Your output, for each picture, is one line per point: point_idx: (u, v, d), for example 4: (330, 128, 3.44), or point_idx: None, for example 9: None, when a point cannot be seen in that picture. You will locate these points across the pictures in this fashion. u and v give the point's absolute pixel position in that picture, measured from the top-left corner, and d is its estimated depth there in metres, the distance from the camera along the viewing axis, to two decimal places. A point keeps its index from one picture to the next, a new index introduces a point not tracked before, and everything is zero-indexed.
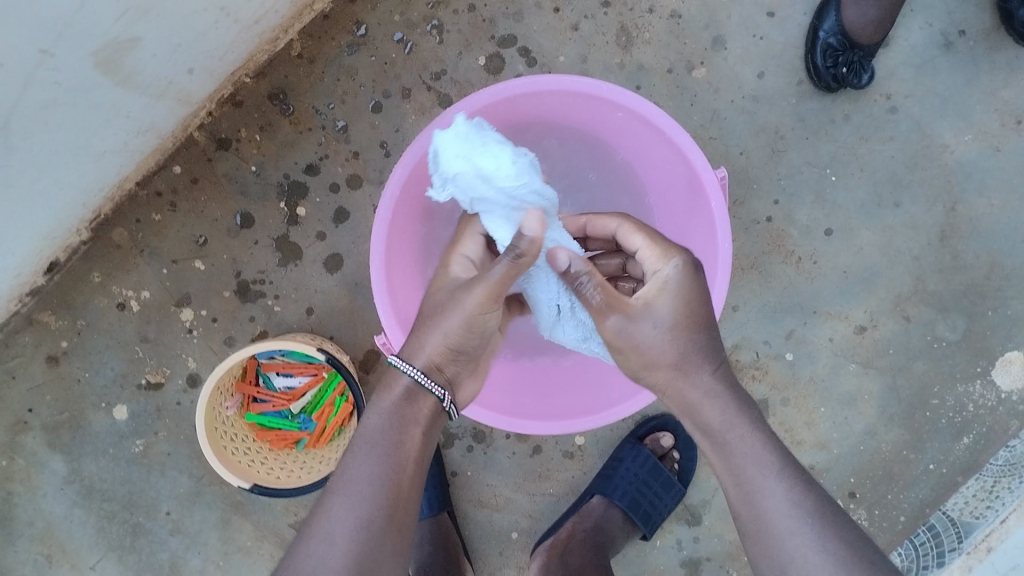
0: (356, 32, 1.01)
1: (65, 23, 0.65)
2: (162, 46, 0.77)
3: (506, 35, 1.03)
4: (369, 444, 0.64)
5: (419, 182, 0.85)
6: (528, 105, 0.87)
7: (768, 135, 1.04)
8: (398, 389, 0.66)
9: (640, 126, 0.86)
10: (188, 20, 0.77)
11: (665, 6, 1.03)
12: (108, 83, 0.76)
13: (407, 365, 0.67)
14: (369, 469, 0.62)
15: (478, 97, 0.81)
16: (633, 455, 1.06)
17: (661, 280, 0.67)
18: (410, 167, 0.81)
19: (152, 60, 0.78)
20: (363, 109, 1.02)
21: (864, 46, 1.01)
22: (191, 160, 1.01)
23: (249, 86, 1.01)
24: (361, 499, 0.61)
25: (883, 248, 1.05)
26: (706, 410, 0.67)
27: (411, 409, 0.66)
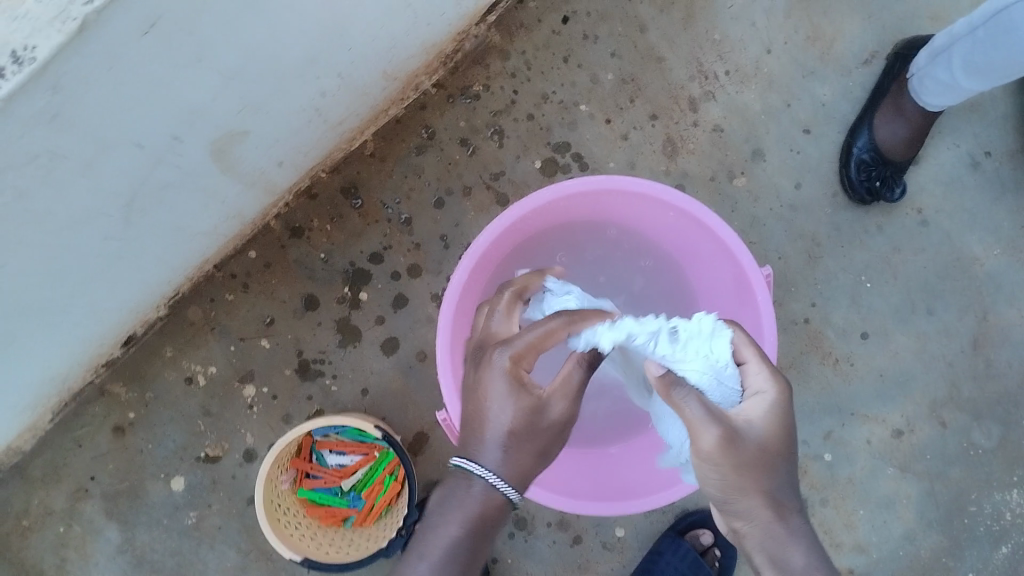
0: (424, 135, 1.11)
1: (195, 112, 0.73)
2: (264, 139, 0.86)
3: (561, 143, 1.12)
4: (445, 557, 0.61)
5: (480, 268, 0.91)
6: (589, 201, 0.94)
7: (805, 241, 1.11)
8: (476, 495, 0.63)
9: (691, 225, 0.92)
10: (289, 118, 0.87)
11: (708, 121, 1.12)
12: (216, 169, 0.84)
13: (479, 468, 0.63)
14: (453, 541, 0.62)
15: (544, 192, 0.88)
16: (673, 549, 1.06)
17: (762, 405, 0.64)
18: (478, 251, 0.88)
19: (253, 151, 0.87)
20: (426, 204, 1.10)
21: (895, 162, 1.09)
22: (267, 246, 1.09)
23: (324, 180, 1.10)
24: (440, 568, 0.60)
25: (918, 353, 1.09)
26: (787, 551, 0.59)
27: (485, 517, 0.63)
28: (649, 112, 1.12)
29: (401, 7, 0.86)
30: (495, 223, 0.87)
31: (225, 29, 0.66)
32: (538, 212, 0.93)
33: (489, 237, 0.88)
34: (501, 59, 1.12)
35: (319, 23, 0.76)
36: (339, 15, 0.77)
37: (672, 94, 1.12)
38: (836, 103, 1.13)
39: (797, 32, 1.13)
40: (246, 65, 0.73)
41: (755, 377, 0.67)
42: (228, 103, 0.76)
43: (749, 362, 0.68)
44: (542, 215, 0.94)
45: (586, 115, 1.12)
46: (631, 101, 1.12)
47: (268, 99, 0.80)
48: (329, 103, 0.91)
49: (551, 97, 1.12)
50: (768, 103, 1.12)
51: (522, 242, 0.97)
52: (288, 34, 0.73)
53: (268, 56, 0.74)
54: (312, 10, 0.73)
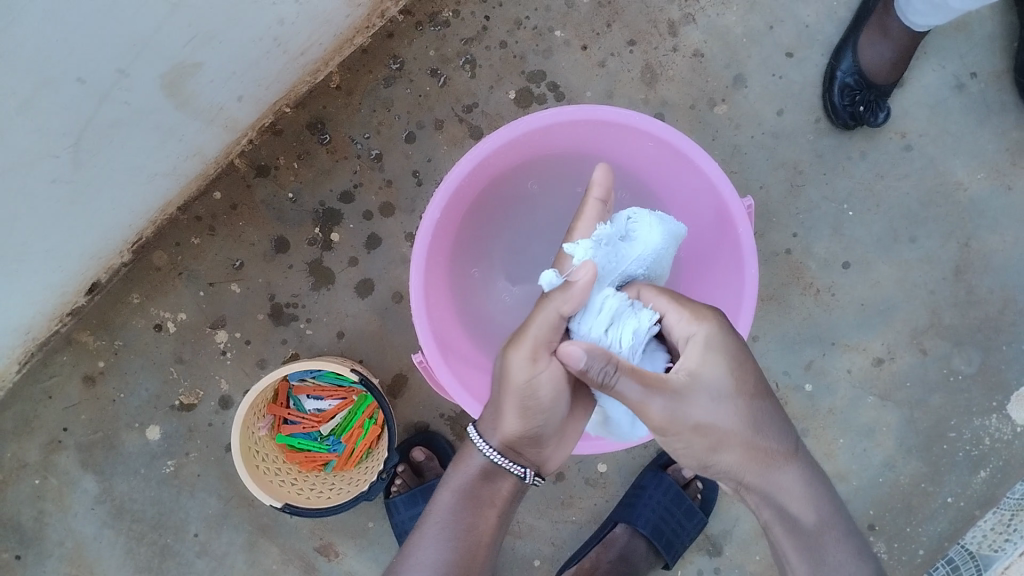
0: (392, 66, 1.06)
1: (140, 42, 0.69)
2: (220, 71, 0.81)
3: (535, 72, 1.07)
4: (441, 525, 0.68)
5: (452, 207, 0.88)
6: (565, 134, 0.91)
7: (788, 170, 1.08)
8: (475, 466, 0.71)
9: (671, 156, 0.90)
10: (246, 48, 0.82)
11: (688, 45, 1.08)
12: (169, 105, 0.80)
13: (482, 443, 0.71)
14: (438, 544, 0.66)
15: (519, 123, 0.85)
16: (656, 483, 1.07)
17: (697, 346, 0.66)
18: (450, 188, 0.84)
19: (210, 84, 0.82)
20: (397, 139, 1.06)
21: (879, 86, 1.06)
22: (231, 187, 1.05)
23: (289, 116, 1.05)
24: (433, 568, 0.65)
25: (900, 282, 1.08)
26: (788, 497, 0.64)
27: (489, 490, 0.71)
28: (626, 38, 1.08)
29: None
30: (469, 156, 0.84)
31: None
32: (513, 147, 0.89)
33: (462, 173, 0.85)
34: None
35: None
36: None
37: (651, 18, 1.08)
38: (820, 25, 1.09)
39: None
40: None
41: (681, 325, 0.69)
42: (175, 31, 0.71)
43: (670, 310, 0.71)
44: (517, 149, 0.91)
45: (561, 42, 1.07)
46: (608, 26, 1.07)
47: (219, 27, 0.75)
48: (288, 31, 0.86)
49: (524, 23, 1.07)
50: (750, 26, 1.08)
51: (496, 178, 0.94)
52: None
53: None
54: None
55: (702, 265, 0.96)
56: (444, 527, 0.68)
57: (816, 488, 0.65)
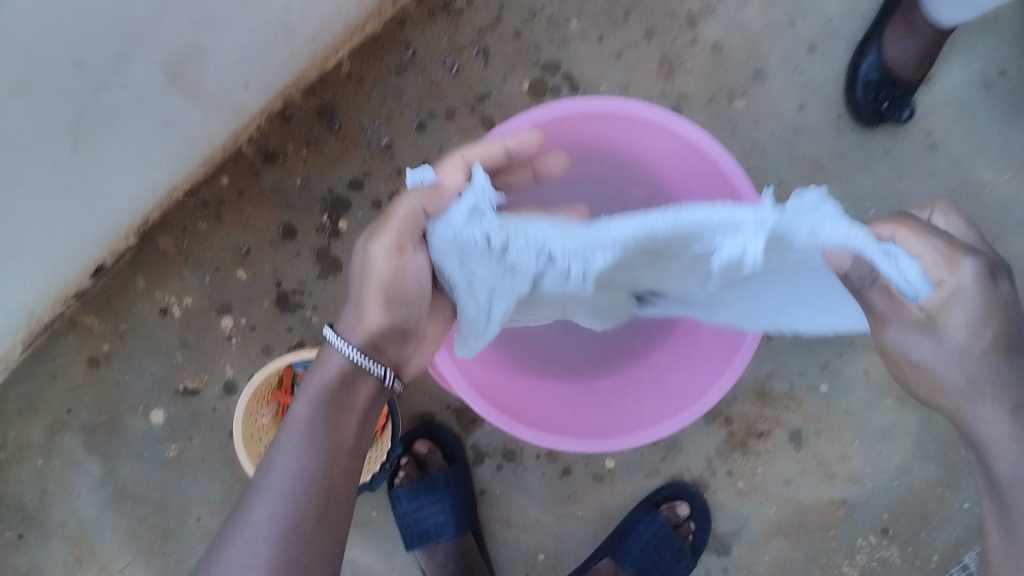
0: (404, 54, 1.04)
1: (141, 25, 0.67)
2: (225, 58, 0.80)
3: (550, 63, 1.05)
4: (298, 430, 0.61)
5: None
6: (576, 128, 0.90)
7: (806, 168, 1.05)
8: (335, 365, 0.64)
9: (681, 152, 0.88)
10: (252, 33, 0.81)
11: (707, 38, 1.06)
12: (173, 89, 0.79)
13: (345, 344, 0.65)
14: (295, 455, 0.60)
15: (530, 115, 0.84)
16: (647, 520, 1.05)
17: (947, 292, 0.60)
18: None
19: (215, 70, 0.81)
20: (407, 127, 1.05)
21: (903, 83, 1.03)
22: (238, 173, 1.04)
23: (298, 102, 1.04)
24: (294, 485, 0.59)
25: None
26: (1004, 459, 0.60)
27: (349, 392, 0.64)
28: (644, 29, 1.05)
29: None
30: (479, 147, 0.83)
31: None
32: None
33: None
34: None
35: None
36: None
37: (669, 9, 1.05)
38: (844, 19, 1.06)
39: None
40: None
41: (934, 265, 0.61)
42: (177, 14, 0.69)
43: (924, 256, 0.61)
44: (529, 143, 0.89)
45: (577, 33, 1.05)
46: (626, 17, 1.05)
47: (222, 10, 0.73)
48: (296, 17, 0.84)
49: (539, 14, 1.05)
50: (772, 19, 1.05)
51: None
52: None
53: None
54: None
55: None
56: (304, 433, 0.61)
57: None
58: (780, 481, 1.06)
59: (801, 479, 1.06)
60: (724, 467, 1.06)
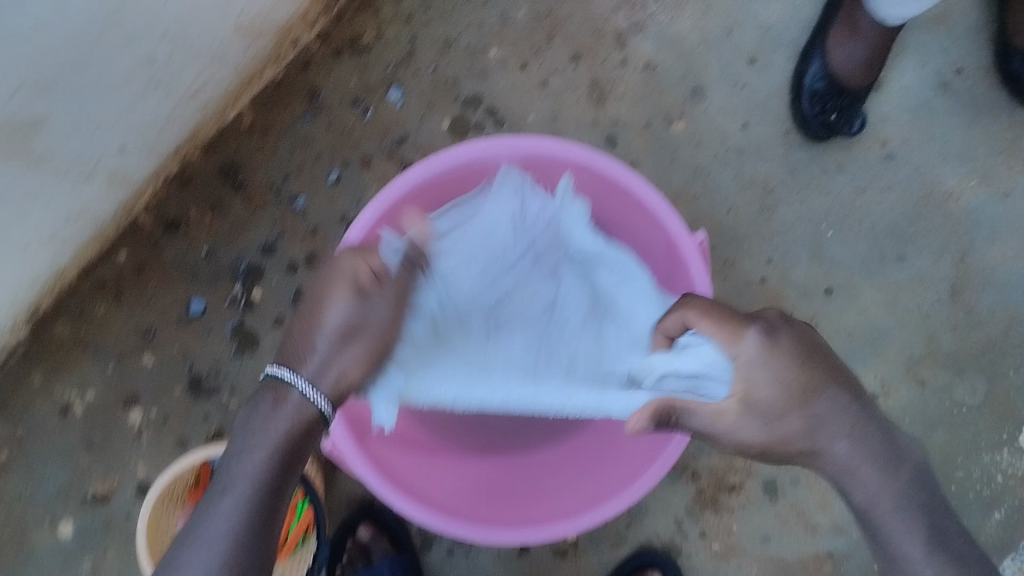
0: (311, 100, 0.95)
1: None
2: (76, 124, 0.70)
3: (471, 96, 0.96)
4: (236, 483, 0.54)
5: None
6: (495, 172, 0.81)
7: (757, 189, 0.97)
8: (287, 412, 0.56)
9: (608, 194, 0.80)
10: (110, 93, 0.71)
11: (639, 57, 0.97)
12: (16, 169, 0.67)
13: (296, 378, 0.57)
14: (229, 508, 0.53)
15: (439, 157, 0.76)
16: None
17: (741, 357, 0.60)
18: (364, 232, 0.74)
19: (67, 141, 0.70)
20: (321, 180, 0.95)
21: (852, 91, 0.95)
22: (137, 246, 0.94)
23: (197, 163, 0.94)
24: (231, 534, 0.52)
25: (891, 306, 0.96)
26: (853, 478, 0.59)
27: (307, 436, 0.57)
28: (569, 54, 0.97)
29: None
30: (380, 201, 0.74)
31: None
32: (439, 185, 0.79)
33: (376, 214, 0.74)
34: (392, 2, 0.96)
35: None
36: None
37: (595, 30, 0.97)
38: (784, 26, 0.98)
39: None
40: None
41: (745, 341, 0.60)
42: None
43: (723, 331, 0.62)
44: (445, 188, 0.80)
45: (496, 62, 0.96)
46: (548, 42, 0.97)
47: (57, 76, 0.63)
48: (167, 73, 0.76)
49: (455, 44, 0.96)
50: (706, 32, 0.98)
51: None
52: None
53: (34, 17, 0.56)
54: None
55: None
56: (240, 485, 0.54)
57: (916, 513, 0.56)
58: (758, 537, 0.96)
59: (781, 533, 0.96)
60: (696, 528, 0.96)
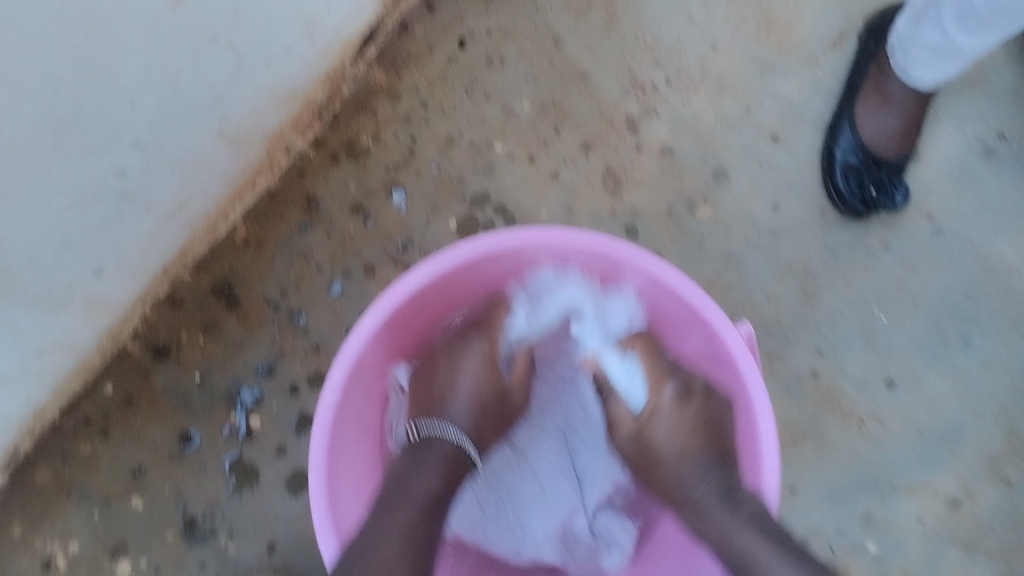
0: (308, 209, 0.89)
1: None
2: (45, 247, 0.65)
3: (477, 195, 0.90)
4: (409, 499, 0.61)
5: (364, 370, 0.69)
6: (506, 267, 0.73)
7: (797, 274, 0.89)
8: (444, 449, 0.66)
9: (627, 281, 0.73)
10: (75, 214, 0.66)
11: (653, 142, 0.91)
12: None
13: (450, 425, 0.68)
14: (408, 515, 0.60)
15: (445, 255, 0.68)
16: None
17: None
18: (364, 340, 0.66)
19: (33, 266, 0.65)
20: (321, 294, 0.88)
21: (890, 162, 0.89)
22: (125, 377, 0.87)
23: (188, 283, 0.88)
24: (404, 537, 0.58)
25: (961, 398, 0.87)
26: (723, 526, 0.60)
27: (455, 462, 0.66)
28: (579, 143, 0.91)
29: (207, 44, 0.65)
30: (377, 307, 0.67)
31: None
32: (446, 285, 0.71)
33: (378, 320, 0.66)
34: (390, 100, 0.91)
35: (67, 60, 0.54)
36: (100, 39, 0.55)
37: (605, 116, 0.92)
38: (807, 100, 0.92)
39: (745, 22, 0.93)
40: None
41: None
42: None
43: None
44: (452, 287, 0.73)
45: (503, 156, 0.91)
46: (557, 132, 0.91)
47: (11, 194, 0.57)
48: (136, 183, 0.70)
49: (457, 140, 0.91)
50: (724, 111, 0.92)
51: (426, 323, 0.75)
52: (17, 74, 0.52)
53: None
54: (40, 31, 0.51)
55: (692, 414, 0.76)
56: (410, 506, 0.60)
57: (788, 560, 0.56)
58: None
59: None
60: None
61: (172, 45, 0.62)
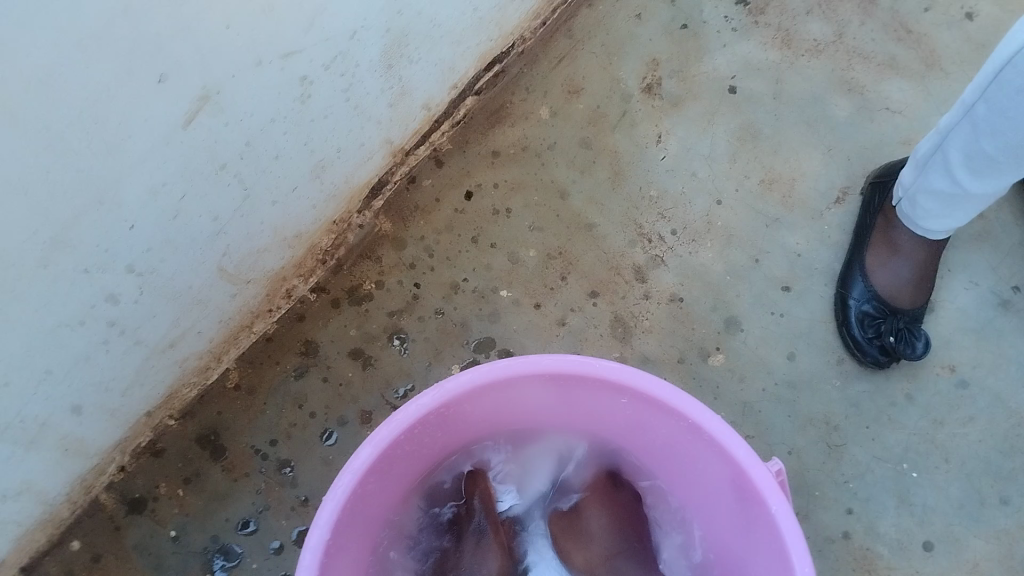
0: (305, 353, 0.86)
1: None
2: (17, 368, 0.60)
3: (482, 339, 0.88)
4: None
5: (355, 508, 0.61)
6: (513, 393, 0.66)
7: (819, 426, 0.84)
8: None
9: (638, 412, 0.66)
10: (56, 336, 0.61)
11: (662, 290, 0.90)
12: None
13: None
14: None
15: (451, 381, 0.60)
16: None
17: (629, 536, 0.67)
18: (357, 473, 0.57)
19: (5, 389, 0.61)
20: (313, 442, 0.83)
21: (905, 311, 0.87)
22: (94, 534, 0.79)
23: (173, 431, 0.83)
24: None
25: (1008, 564, 0.80)
26: None
27: None
28: (587, 290, 0.90)
29: (211, 173, 0.65)
30: (371, 442, 0.58)
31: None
32: (448, 414, 0.63)
33: (374, 453, 0.58)
34: (395, 248, 0.91)
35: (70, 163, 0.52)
36: (105, 147, 0.53)
37: (612, 265, 0.91)
38: (814, 252, 0.92)
39: (748, 178, 0.96)
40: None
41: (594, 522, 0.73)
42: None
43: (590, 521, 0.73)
44: (452, 415, 0.65)
45: (509, 302, 0.89)
46: (563, 279, 0.90)
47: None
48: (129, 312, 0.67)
49: (462, 287, 0.90)
50: (732, 261, 0.91)
51: (422, 453, 0.68)
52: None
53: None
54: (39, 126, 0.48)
55: (717, 555, 0.69)
56: None
57: None
58: None
59: None
60: None
61: (181, 161, 0.61)
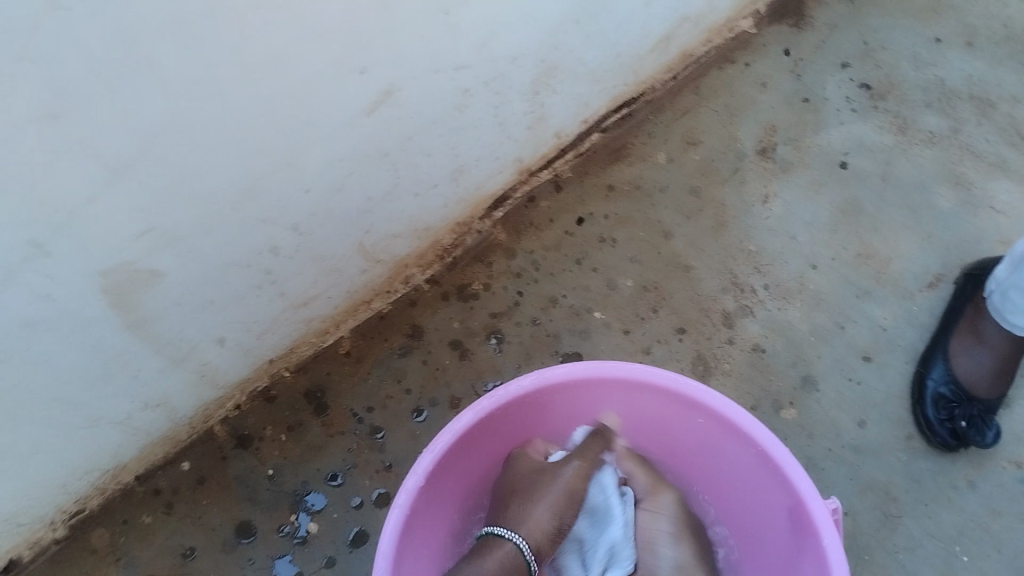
0: (410, 335, 0.95)
1: (67, 218, 0.55)
2: (188, 294, 0.70)
3: (570, 352, 0.95)
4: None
5: (447, 467, 0.70)
6: (597, 399, 0.75)
7: (878, 493, 0.87)
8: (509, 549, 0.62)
9: (709, 433, 0.74)
10: (221, 275, 0.72)
11: (745, 338, 0.95)
12: (114, 326, 0.67)
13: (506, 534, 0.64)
14: None
15: (550, 371, 0.70)
16: None
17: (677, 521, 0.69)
18: (457, 434, 0.68)
19: (175, 309, 0.71)
20: (404, 416, 0.91)
21: (980, 399, 0.90)
22: (203, 458, 0.89)
23: (287, 381, 0.93)
24: None
25: None
26: None
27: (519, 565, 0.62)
28: (675, 326, 0.96)
29: (375, 158, 0.75)
30: (474, 409, 0.68)
31: (124, 78, 0.50)
32: (539, 402, 0.73)
33: (474, 419, 0.68)
34: (505, 257, 0.99)
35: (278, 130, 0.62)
36: (302, 118, 0.64)
37: (703, 307, 0.97)
38: (899, 329, 0.96)
39: (845, 249, 1.00)
40: (138, 155, 0.56)
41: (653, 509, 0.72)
42: (124, 234, 0.60)
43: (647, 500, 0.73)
44: (541, 406, 0.75)
45: (601, 323, 0.96)
46: (654, 312, 0.97)
47: (193, 235, 0.65)
48: (283, 266, 0.77)
49: (560, 302, 0.97)
50: (818, 324, 0.96)
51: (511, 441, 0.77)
52: (225, 130, 0.59)
53: (178, 162, 0.59)
54: (264, 92, 0.59)
55: None
56: None
57: None
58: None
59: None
60: None
61: (356, 146, 0.71)
